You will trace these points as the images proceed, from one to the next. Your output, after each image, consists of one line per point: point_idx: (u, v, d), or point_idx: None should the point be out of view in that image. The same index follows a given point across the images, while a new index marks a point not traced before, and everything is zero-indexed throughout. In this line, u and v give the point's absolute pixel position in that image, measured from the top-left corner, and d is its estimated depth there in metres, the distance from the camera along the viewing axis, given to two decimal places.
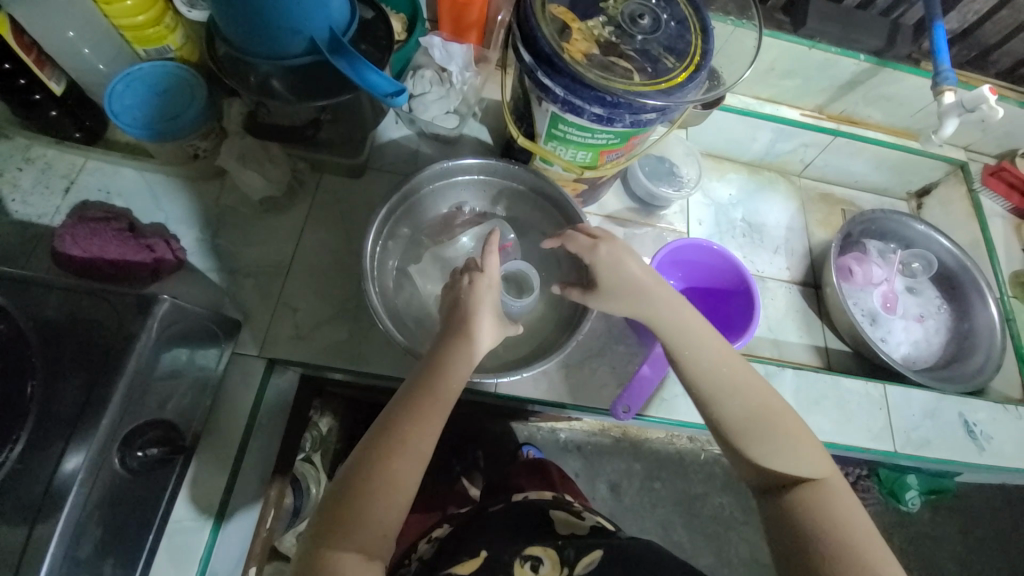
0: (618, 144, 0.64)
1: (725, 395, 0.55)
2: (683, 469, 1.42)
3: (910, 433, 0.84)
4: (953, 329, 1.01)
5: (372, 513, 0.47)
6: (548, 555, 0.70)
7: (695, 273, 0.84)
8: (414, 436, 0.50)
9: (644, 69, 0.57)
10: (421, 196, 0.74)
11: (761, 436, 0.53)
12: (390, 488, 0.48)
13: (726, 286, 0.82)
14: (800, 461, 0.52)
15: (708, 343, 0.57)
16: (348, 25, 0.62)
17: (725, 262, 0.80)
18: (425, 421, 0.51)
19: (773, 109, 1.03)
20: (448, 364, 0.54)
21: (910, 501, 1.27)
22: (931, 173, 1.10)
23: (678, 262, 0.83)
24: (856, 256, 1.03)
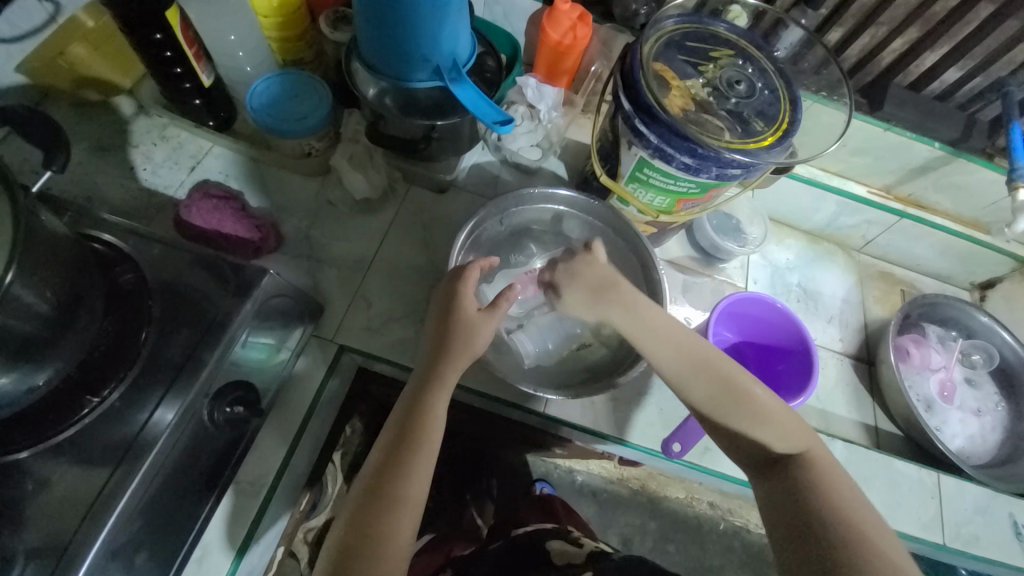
0: (697, 193, 0.68)
1: (695, 382, 0.59)
2: (700, 536, 1.37)
3: (962, 529, 0.80)
4: (1013, 428, 0.97)
5: (377, 565, 0.50)
6: None
7: (750, 328, 0.85)
8: (406, 492, 0.53)
9: (735, 129, 0.61)
10: (503, 216, 0.79)
11: (737, 407, 0.58)
12: (391, 542, 0.51)
13: (782, 344, 0.83)
14: (771, 426, 0.57)
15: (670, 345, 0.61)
16: (467, 58, 0.70)
17: (785, 320, 0.81)
18: (414, 475, 0.54)
19: (841, 183, 1.05)
20: (426, 412, 0.57)
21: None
22: (996, 267, 1.09)
23: (735, 316, 0.84)
24: (913, 337, 1.02)
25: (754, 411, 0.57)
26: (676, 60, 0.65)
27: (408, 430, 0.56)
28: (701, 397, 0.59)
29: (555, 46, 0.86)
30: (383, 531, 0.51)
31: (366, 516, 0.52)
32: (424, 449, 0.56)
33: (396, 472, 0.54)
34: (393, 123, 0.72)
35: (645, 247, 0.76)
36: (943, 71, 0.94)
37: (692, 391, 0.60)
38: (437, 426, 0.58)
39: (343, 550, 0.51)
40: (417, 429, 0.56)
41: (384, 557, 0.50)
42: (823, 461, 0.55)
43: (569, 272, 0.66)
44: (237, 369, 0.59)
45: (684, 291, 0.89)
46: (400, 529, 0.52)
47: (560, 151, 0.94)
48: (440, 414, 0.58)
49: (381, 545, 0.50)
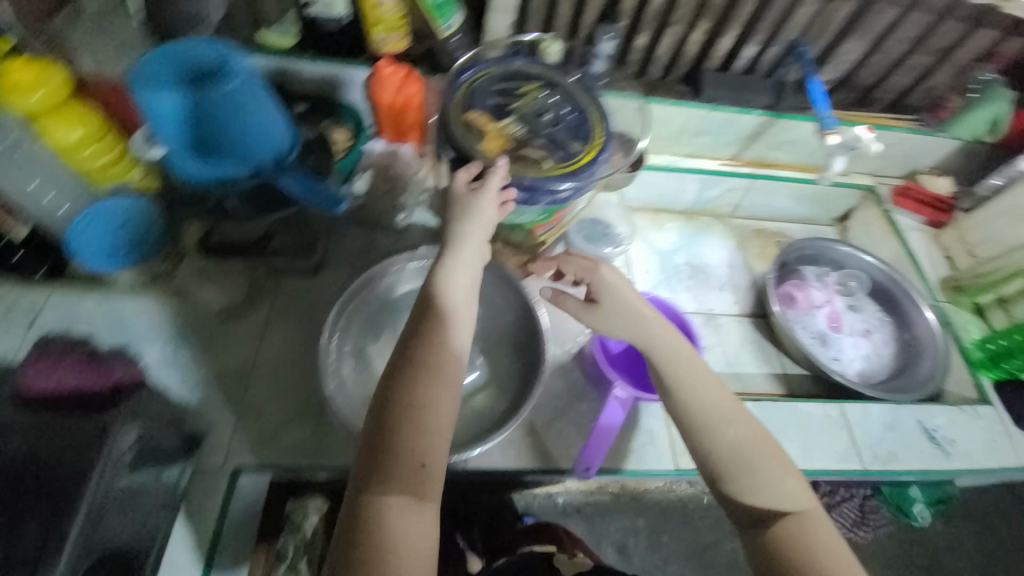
0: (545, 219, 0.72)
1: (709, 432, 0.58)
2: (688, 517, 1.39)
3: (875, 449, 0.86)
4: (900, 338, 1.07)
5: (422, 436, 0.51)
6: None
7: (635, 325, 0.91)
8: (445, 373, 0.53)
9: (553, 156, 0.65)
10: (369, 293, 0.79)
11: (737, 463, 0.56)
12: (434, 416, 0.52)
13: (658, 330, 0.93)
14: (766, 485, 0.56)
15: (701, 379, 0.61)
16: (291, 147, 0.71)
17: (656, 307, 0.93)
18: (449, 361, 0.54)
19: (693, 162, 1.14)
20: (448, 303, 0.56)
21: (919, 515, 1.28)
22: (847, 200, 1.22)
23: None
24: (795, 282, 1.11)
25: (756, 456, 0.57)
26: (487, 104, 0.68)
27: (435, 319, 0.55)
28: (717, 438, 0.58)
29: (391, 107, 0.87)
30: (426, 404, 0.52)
31: (373, 513, 0.48)
32: (452, 322, 0.56)
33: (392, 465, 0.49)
34: (228, 222, 0.77)
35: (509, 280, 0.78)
36: (741, 48, 1.04)
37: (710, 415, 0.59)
38: (441, 411, 0.52)
39: (385, 427, 0.51)
40: (437, 304, 0.56)
41: (431, 431, 0.51)
42: (819, 524, 0.54)
43: (616, 280, 0.69)
44: (108, 535, 0.55)
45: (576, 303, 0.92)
46: (417, 518, 0.49)
47: (426, 201, 0.95)
48: (463, 288, 0.58)
49: (424, 417, 0.51)
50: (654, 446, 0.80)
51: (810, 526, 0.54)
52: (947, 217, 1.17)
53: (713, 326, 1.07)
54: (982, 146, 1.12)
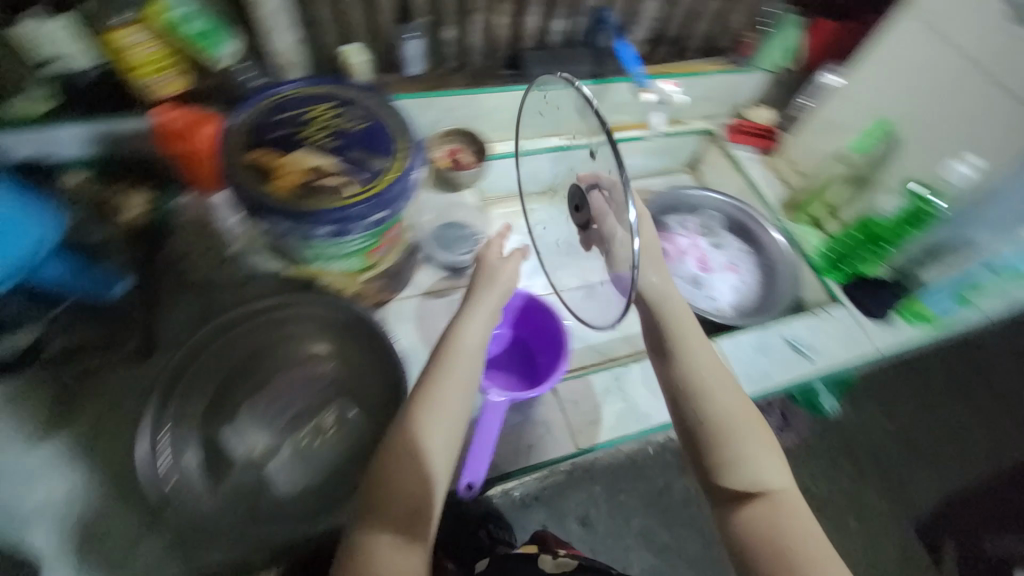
0: (375, 242, 0.68)
1: (704, 403, 0.67)
2: (640, 471, 1.43)
3: (751, 373, 0.92)
4: (761, 262, 1.15)
5: (388, 500, 0.57)
6: None
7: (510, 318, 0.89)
8: (408, 441, 0.59)
9: (356, 178, 0.61)
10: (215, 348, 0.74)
11: (726, 441, 0.64)
12: (399, 488, 0.57)
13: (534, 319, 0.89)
14: (756, 462, 0.64)
15: (703, 356, 0.69)
16: (60, 231, 0.68)
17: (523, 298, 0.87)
18: (409, 438, 0.59)
19: (540, 141, 1.14)
20: (438, 381, 0.63)
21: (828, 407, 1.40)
22: (691, 145, 1.28)
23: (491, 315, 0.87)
24: (662, 236, 1.16)
25: (745, 434, 0.65)
26: (274, 138, 0.63)
27: (420, 391, 0.62)
28: (711, 407, 0.66)
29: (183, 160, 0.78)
30: (388, 479, 0.58)
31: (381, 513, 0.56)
32: (432, 394, 0.62)
33: (391, 481, 0.58)
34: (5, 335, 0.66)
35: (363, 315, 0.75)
36: (550, 23, 1.04)
37: (714, 394, 0.67)
38: (408, 474, 0.58)
39: (366, 495, 0.58)
40: (428, 385, 0.62)
41: (388, 494, 0.57)
42: (794, 506, 0.62)
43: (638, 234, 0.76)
44: None
45: (451, 312, 0.89)
46: (423, 499, 0.58)
47: None
48: (451, 362, 0.64)
49: (392, 486, 0.57)
50: (553, 433, 0.80)
51: (785, 510, 0.62)
52: (775, 142, 1.25)
53: None
54: (787, 73, 1.23)
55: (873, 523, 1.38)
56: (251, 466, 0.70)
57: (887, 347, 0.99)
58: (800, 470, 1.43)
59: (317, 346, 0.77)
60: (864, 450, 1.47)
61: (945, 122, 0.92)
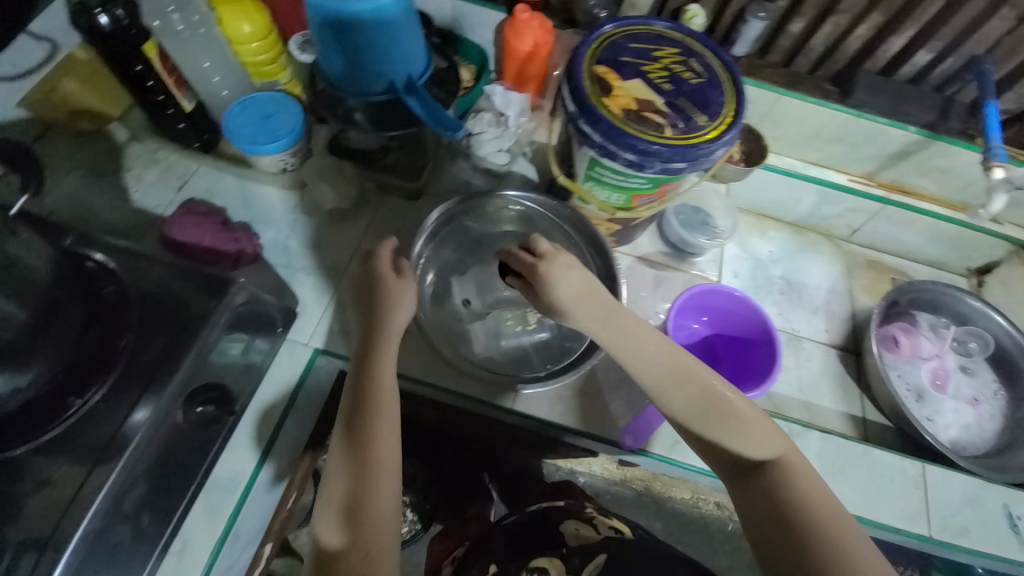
0: (650, 189, 0.70)
1: (761, 499, 0.52)
2: None
3: (948, 520, 0.77)
4: (1012, 416, 0.94)
5: (365, 535, 0.50)
6: (553, 566, 0.77)
7: (720, 321, 0.88)
8: (373, 460, 0.54)
9: (677, 124, 0.64)
10: (478, 204, 0.85)
11: (796, 537, 0.49)
12: (371, 514, 0.51)
13: (749, 335, 0.87)
14: (846, 558, 0.48)
15: (705, 418, 0.55)
16: (424, 72, 0.76)
17: (751, 310, 0.85)
18: (378, 450, 0.55)
19: (819, 172, 1.05)
20: (366, 381, 0.58)
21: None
22: (992, 251, 1.06)
23: (705, 307, 0.87)
24: (903, 327, 1.00)
25: (819, 537, 0.49)
26: (620, 62, 0.67)
27: (359, 417, 0.56)
28: (761, 504, 0.52)
29: (522, 55, 0.87)
30: (361, 504, 0.52)
31: (371, 513, 0.51)
32: (377, 414, 0.56)
33: (370, 490, 0.52)
34: (350, 132, 0.81)
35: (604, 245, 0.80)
36: (913, 54, 0.92)
37: (641, 373, 0.58)
38: (377, 502, 0.52)
39: (333, 522, 0.51)
40: (364, 399, 0.57)
41: (366, 526, 0.51)
42: (798, 468, 0.53)
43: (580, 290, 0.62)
44: (213, 372, 0.64)
45: (655, 286, 0.90)
46: (385, 545, 0.50)
47: (530, 154, 0.96)
48: (387, 372, 0.59)
49: (361, 514, 0.51)
50: None
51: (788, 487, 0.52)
52: None
53: (795, 347, 1.00)
54: None
55: None
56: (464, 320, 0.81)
57: None
58: None
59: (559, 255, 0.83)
60: None
61: None
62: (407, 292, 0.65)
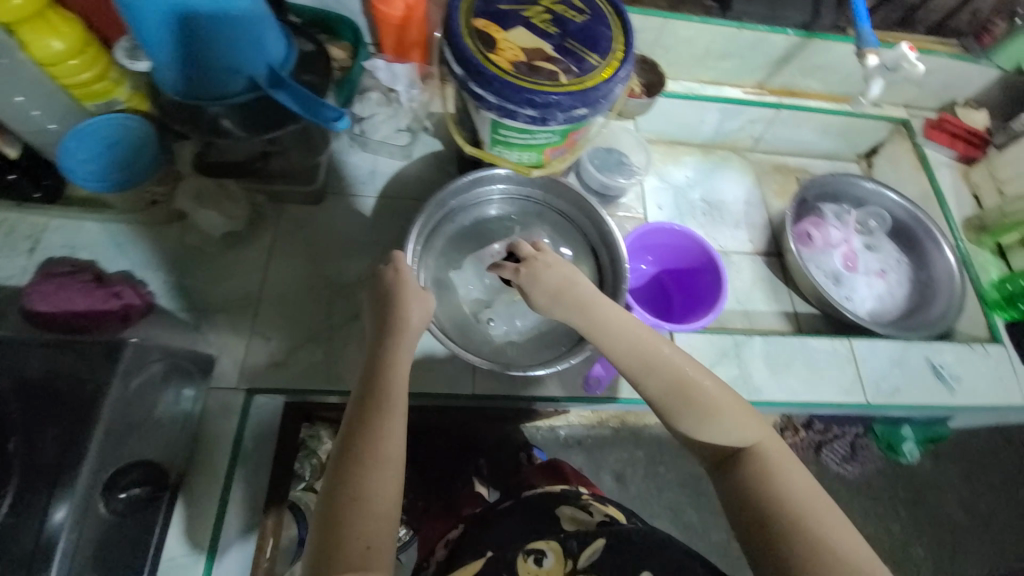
0: (559, 141, 0.68)
1: (736, 483, 0.49)
2: None
3: (880, 383, 0.85)
4: (916, 278, 1.04)
5: (364, 522, 0.45)
6: (552, 548, 0.62)
7: (665, 255, 0.90)
8: (382, 448, 0.48)
9: (570, 69, 0.61)
10: (452, 208, 0.78)
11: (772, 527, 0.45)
12: (375, 500, 0.46)
13: (695, 264, 0.88)
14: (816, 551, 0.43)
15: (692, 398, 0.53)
16: (286, 60, 0.67)
17: (691, 241, 0.85)
18: (393, 434, 0.49)
19: (716, 90, 1.07)
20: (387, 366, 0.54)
21: (908, 453, 1.34)
22: (876, 133, 1.15)
23: (648, 247, 0.89)
24: (813, 221, 1.07)
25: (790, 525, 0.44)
26: (500, 11, 0.62)
27: (376, 397, 0.51)
28: (740, 486, 0.48)
29: (397, 20, 0.80)
30: (366, 490, 0.46)
31: (365, 517, 0.45)
32: (395, 395, 0.51)
33: (376, 476, 0.47)
34: (218, 140, 0.68)
35: (598, 214, 0.77)
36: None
37: (624, 358, 0.56)
38: (385, 493, 0.47)
39: (328, 513, 0.45)
40: (379, 381, 0.52)
41: (366, 515, 0.45)
42: (780, 457, 0.49)
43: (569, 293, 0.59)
44: (130, 448, 0.55)
45: None
46: (371, 541, 0.44)
47: (432, 128, 0.90)
48: (405, 358, 0.55)
49: (365, 502, 0.46)
50: None
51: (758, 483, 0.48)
52: (980, 153, 1.10)
53: (726, 263, 1.04)
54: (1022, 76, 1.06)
55: None
56: (466, 309, 0.76)
57: None
58: (864, 505, 1.37)
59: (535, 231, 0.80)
60: (938, 510, 1.38)
61: None
62: (413, 285, 0.60)
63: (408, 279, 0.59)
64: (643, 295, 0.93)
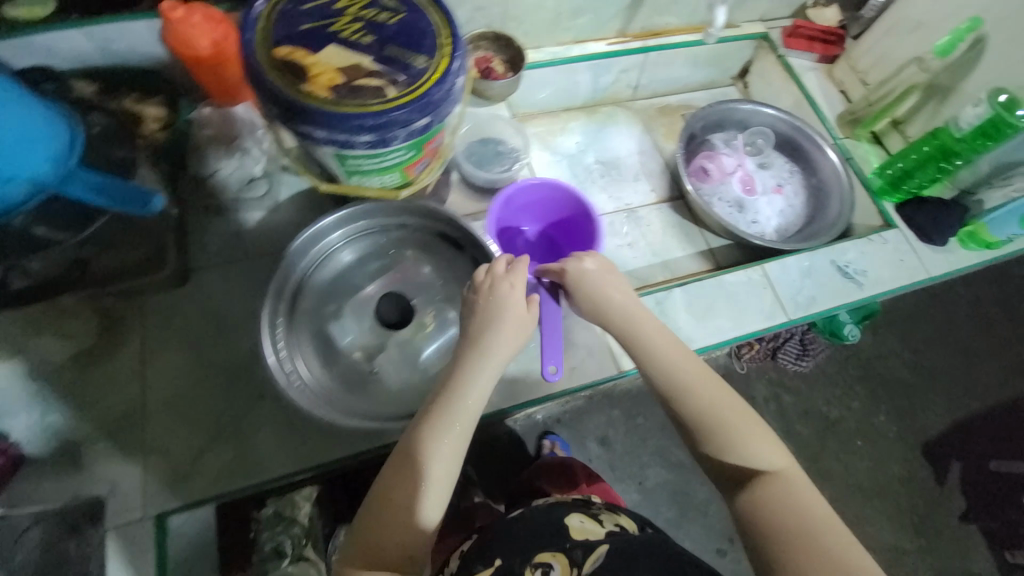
0: (417, 155, 0.62)
1: (761, 501, 0.53)
2: None
3: (796, 298, 0.88)
4: (810, 183, 1.07)
5: (406, 533, 0.50)
6: (558, 559, 0.58)
7: (543, 214, 0.87)
8: (434, 469, 0.52)
9: (397, 79, 0.55)
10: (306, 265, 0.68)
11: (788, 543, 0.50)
12: (424, 512, 0.51)
13: (573, 214, 0.85)
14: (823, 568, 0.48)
15: (732, 417, 0.57)
16: (71, 145, 0.57)
17: (561, 191, 0.83)
18: (446, 454, 0.53)
19: (580, 49, 1.04)
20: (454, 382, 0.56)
21: (851, 334, 1.38)
22: (742, 53, 1.18)
23: (522, 208, 0.85)
24: (705, 155, 1.08)
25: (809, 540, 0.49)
26: (301, 32, 0.55)
27: (438, 419, 0.54)
28: (762, 507, 0.52)
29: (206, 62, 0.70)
30: (408, 507, 0.51)
31: (407, 528, 0.50)
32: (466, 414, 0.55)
33: (422, 497, 0.51)
34: (32, 257, 0.61)
35: (464, 221, 0.69)
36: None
37: (664, 373, 0.59)
38: (429, 509, 0.52)
39: (372, 528, 0.51)
40: (453, 398, 0.55)
41: (406, 529, 0.50)
42: (799, 485, 0.53)
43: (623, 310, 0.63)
44: None
45: None
46: (411, 547, 0.50)
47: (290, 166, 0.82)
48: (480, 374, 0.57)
49: (412, 515, 0.51)
50: (593, 355, 0.80)
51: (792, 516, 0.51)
52: (838, 48, 1.11)
53: (635, 217, 1.04)
54: None
55: (885, 448, 1.43)
56: (357, 362, 0.67)
57: (939, 273, 0.94)
58: (827, 397, 1.46)
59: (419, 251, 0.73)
60: (886, 378, 1.49)
61: None
62: (488, 304, 0.60)
63: (484, 299, 0.60)
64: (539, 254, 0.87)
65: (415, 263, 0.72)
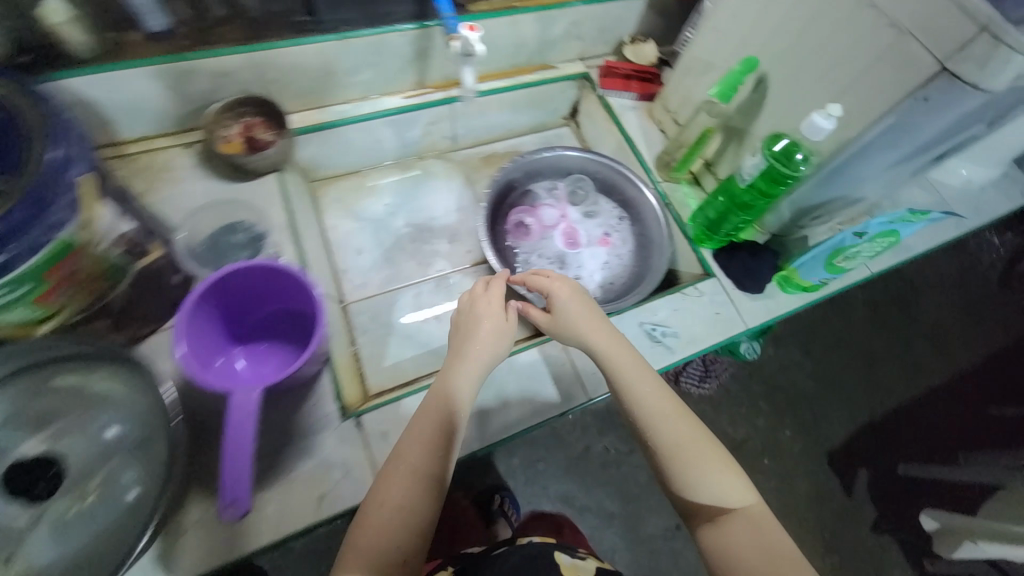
0: (41, 286, 0.55)
1: (698, 458, 0.64)
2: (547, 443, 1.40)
3: (599, 371, 0.81)
4: (636, 230, 1.00)
5: (376, 532, 0.57)
6: None
7: (225, 311, 0.67)
8: (406, 464, 0.60)
9: None
10: None
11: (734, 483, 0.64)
12: (385, 510, 0.58)
13: (255, 288, 0.68)
14: (766, 525, 0.62)
15: (675, 421, 0.67)
16: None
17: (224, 279, 0.64)
18: (422, 452, 0.61)
19: (371, 105, 0.95)
20: (475, 355, 0.67)
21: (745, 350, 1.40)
22: (565, 93, 1.12)
23: (204, 332, 0.64)
24: (523, 210, 1.01)
25: (746, 487, 0.65)
26: None
27: (456, 395, 0.64)
28: (718, 460, 0.65)
29: None
30: (388, 501, 0.59)
31: (382, 518, 0.58)
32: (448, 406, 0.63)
33: (390, 491, 0.59)
34: None
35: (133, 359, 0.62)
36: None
37: (625, 369, 0.70)
38: (392, 503, 0.59)
39: (416, 481, 0.60)
40: (454, 385, 0.65)
41: (373, 529, 0.57)
42: (732, 466, 0.66)
43: (568, 314, 0.74)
44: None
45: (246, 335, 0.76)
46: (400, 523, 0.58)
47: None
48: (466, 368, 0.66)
49: (386, 513, 0.58)
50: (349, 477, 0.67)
51: (760, 523, 0.62)
52: (655, 86, 1.08)
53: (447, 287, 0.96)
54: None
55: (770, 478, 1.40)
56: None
57: (757, 324, 0.88)
58: (711, 424, 1.43)
59: (110, 385, 0.62)
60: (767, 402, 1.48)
61: (805, 66, 0.71)
62: (491, 308, 0.70)
63: (484, 305, 0.70)
64: (276, 335, 0.73)
65: (85, 412, 0.61)
